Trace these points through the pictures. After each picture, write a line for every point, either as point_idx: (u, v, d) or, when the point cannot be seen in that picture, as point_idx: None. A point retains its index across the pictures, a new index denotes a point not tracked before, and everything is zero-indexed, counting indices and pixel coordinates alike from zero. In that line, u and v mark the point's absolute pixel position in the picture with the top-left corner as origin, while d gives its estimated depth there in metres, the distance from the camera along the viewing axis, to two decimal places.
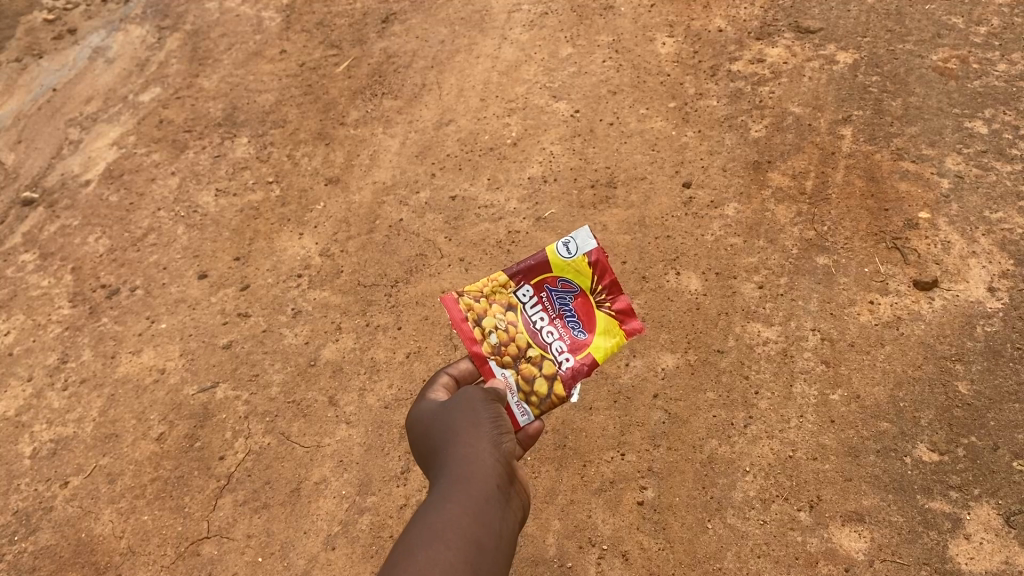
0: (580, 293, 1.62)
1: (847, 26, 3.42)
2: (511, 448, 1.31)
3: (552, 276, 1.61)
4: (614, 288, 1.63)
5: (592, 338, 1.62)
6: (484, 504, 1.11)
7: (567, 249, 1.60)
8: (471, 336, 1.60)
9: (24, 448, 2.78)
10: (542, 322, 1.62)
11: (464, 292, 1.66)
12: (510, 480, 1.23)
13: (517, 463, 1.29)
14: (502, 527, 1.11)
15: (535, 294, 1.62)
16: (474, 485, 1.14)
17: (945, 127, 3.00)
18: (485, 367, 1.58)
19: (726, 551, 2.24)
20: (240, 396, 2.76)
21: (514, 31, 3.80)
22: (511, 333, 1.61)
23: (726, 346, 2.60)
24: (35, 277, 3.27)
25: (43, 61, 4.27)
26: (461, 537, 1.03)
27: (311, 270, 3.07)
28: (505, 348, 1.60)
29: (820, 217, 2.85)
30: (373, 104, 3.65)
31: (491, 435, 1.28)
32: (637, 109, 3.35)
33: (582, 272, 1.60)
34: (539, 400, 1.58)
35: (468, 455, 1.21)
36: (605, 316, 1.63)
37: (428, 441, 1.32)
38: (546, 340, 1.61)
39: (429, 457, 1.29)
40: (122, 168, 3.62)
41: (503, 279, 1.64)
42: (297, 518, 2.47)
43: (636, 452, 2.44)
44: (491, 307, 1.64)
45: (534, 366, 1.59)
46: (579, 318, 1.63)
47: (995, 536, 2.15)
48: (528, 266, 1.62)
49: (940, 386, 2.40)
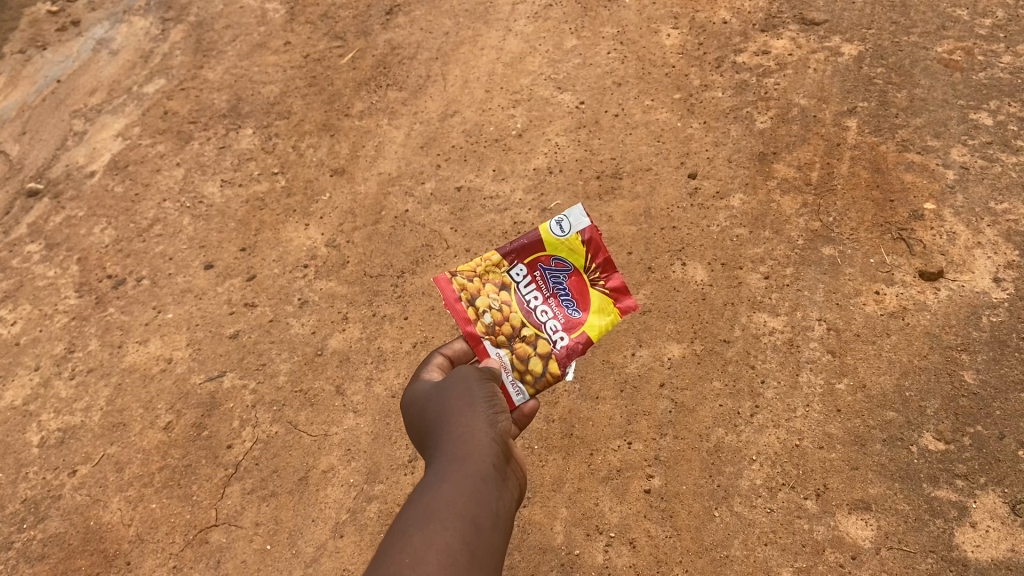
0: (574, 272, 1.63)
1: (852, 18, 3.42)
2: (507, 428, 1.32)
3: (546, 254, 1.63)
4: (608, 266, 1.64)
5: (587, 316, 1.63)
6: (480, 483, 1.11)
7: (560, 227, 1.61)
8: (465, 316, 1.60)
9: (31, 437, 2.79)
10: (536, 301, 1.63)
11: (457, 272, 1.67)
12: (507, 459, 1.24)
13: (513, 443, 1.29)
14: (499, 505, 1.11)
15: (528, 273, 1.64)
16: (470, 465, 1.15)
17: (951, 118, 3.00)
18: (480, 347, 1.59)
19: (733, 539, 2.25)
20: (247, 385, 2.77)
21: (519, 23, 3.80)
22: (505, 312, 1.62)
23: (731, 336, 2.61)
24: (41, 267, 3.27)
25: (47, 52, 4.27)
26: (458, 516, 1.03)
27: (317, 261, 3.08)
28: (500, 328, 1.61)
29: (826, 208, 2.86)
30: (378, 95, 3.66)
31: (487, 416, 1.29)
32: (642, 100, 3.36)
33: (575, 250, 1.62)
34: (533, 379, 1.58)
35: (464, 437, 1.22)
36: (600, 294, 1.64)
37: (424, 424, 1.32)
38: (540, 319, 1.62)
39: (425, 439, 1.29)
40: (127, 159, 3.62)
41: (496, 259, 1.65)
42: (305, 506, 2.48)
43: (643, 441, 2.45)
44: (484, 286, 1.64)
45: (528, 345, 1.60)
46: (572, 296, 1.64)
47: (1001, 525, 2.16)
48: (521, 246, 1.63)
49: (946, 376, 2.41)
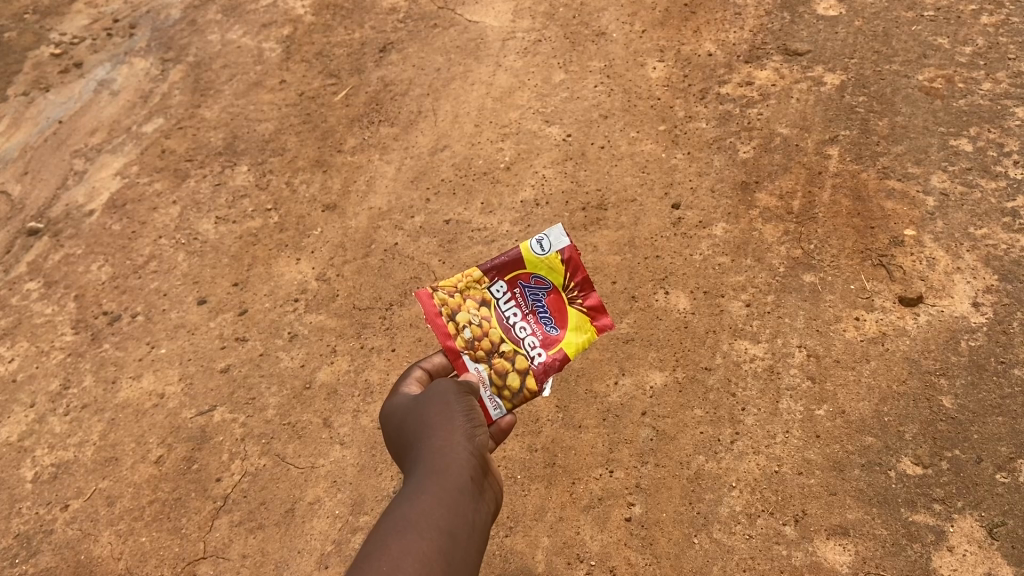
0: (552, 290, 1.73)
1: (835, 48, 3.49)
2: (484, 441, 1.39)
3: (525, 272, 1.71)
4: (586, 285, 1.74)
5: (564, 334, 1.73)
6: (457, 495, 1.19)
7: (541, 246, 1.70)
8: (445, 330, 1.68)
9: (25, 473, 2.83)
10: (515, 318, 1.72)
11: (438, 288, 1.74)
12: (484, 471, 1.31)
13: (489, 456, 1.37)
14: (475, 517, 1.19)
15: (508, 289, 1.72)
16: (449, 477, 1.22)
17: (931, 145, 3.05)
18: (458, 361, 1.67)
19: (712, 566, 2.26)
20: (237, 419, 2.81)
21: (508, 58, 3.88)
22: (485, 328, 1.70)
23: (713, 364, 2.64)
24: (39, 305, 3.34)
25: (50, 94, 4.36)
26: (435, 526, 1.11)
27: (307, 294, 3.13)
28: (479, 343, 1.69)
29: (807, 236, 2.90)
30: (370, 132, 3.73)
31: (465, 428, 1.36)
32: (627, 132, 3.41)
33: (554, 269, 1.71)
34: (511, 395, 1.66)
35: (442, 448, 1.29)
36: (577, 312, 1.74)
37: (403, 433, 1.40)
38: (518, 335, 1.71)
39: (405, 449, 1.37)
40: (125, 198, 3.69)
41: (477, 276, 1.73)
42: (291, 538, 2.51)
43: (624, 469, 2.48)
44: (465, 302, 1.72)
45: (506, 361, 1.68)
46: (550, 314, 1.73)
47: (978, 548, 2.17)
48: (502, 263, 1.71)
49: (924, 401, 2.44)
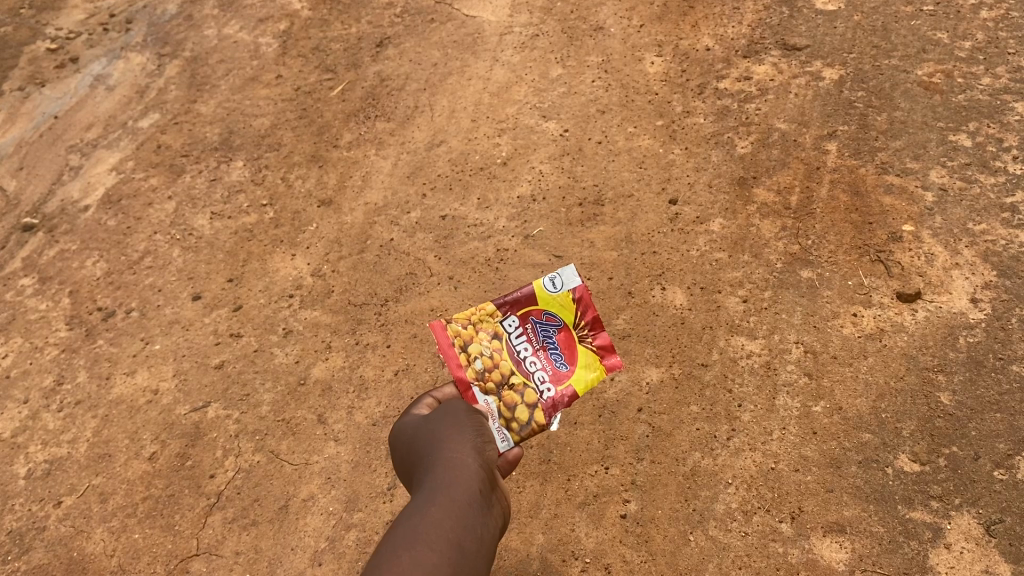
0: (564, 327, 1.75)
1: (833, 43, 3.47)
2: (493, 464, 1.45)
3: (538, 308, 1.74)
4: (596, 324, 1.77)
5: (573, 370, 1.74)
6: (466, 507, 1.22)
7: (553, 283, 1.74)
8: (457, 361, 1.70)
9: (19, 469, 2.81)
10: (526, 352, 1.73)
11: (451, 319, 1.76)
12: (492, 488, 1.35)
13: (497, 477, 1.42)
14: (483, 529, 1.22)
15: (520, 324, 1.74)
16: (458, 489, 1.26)
17: (930, 140, 3.04)
18: (468, 392, 1.68)
19: (708, 563, 2.25)
20: (231, 415, 2.80)
21: (505, 53, 3.86)
22: (495, 359, 1.71)
23: (710, 360, 2.62)
24: (34, 301, 3.32)
25: (45, 88, 4.34)
26: (443, 536, 1.13)
27: (302, 290, 3.12)
28: (489, 374, 1.69)
29: (804, 232, 2.88)
30: (366, 127, 3.71)
31: (474, 448, 1.42)
32: (625, 127, 3.40)
33: (566, 306, 1.74)
34: (519, 427, 1.66)
35: (452, 463, 1.34)
36: (588, 350, 1.77)
37: (412, 452, 1.45)
38: (529, 369, 1.72)
39: (414, 467, 1.41)
40: (120, 193, 3.67)
41: (490, 309, 1.75)
42: (284, 535, 2.50)
43: (620, 465, 2.46)
44: (477, 334, 1.73)
45: (515, 394, 1.68)
46: (560, 350, 1.75)
47: (975, 546, 2.16)
48: (515, 299, 1.74)
49: (922, 398, 2.42)
